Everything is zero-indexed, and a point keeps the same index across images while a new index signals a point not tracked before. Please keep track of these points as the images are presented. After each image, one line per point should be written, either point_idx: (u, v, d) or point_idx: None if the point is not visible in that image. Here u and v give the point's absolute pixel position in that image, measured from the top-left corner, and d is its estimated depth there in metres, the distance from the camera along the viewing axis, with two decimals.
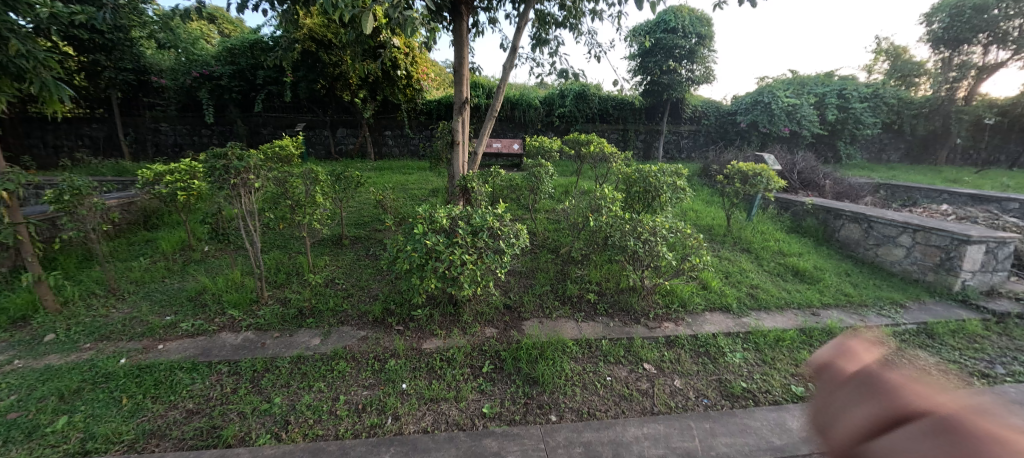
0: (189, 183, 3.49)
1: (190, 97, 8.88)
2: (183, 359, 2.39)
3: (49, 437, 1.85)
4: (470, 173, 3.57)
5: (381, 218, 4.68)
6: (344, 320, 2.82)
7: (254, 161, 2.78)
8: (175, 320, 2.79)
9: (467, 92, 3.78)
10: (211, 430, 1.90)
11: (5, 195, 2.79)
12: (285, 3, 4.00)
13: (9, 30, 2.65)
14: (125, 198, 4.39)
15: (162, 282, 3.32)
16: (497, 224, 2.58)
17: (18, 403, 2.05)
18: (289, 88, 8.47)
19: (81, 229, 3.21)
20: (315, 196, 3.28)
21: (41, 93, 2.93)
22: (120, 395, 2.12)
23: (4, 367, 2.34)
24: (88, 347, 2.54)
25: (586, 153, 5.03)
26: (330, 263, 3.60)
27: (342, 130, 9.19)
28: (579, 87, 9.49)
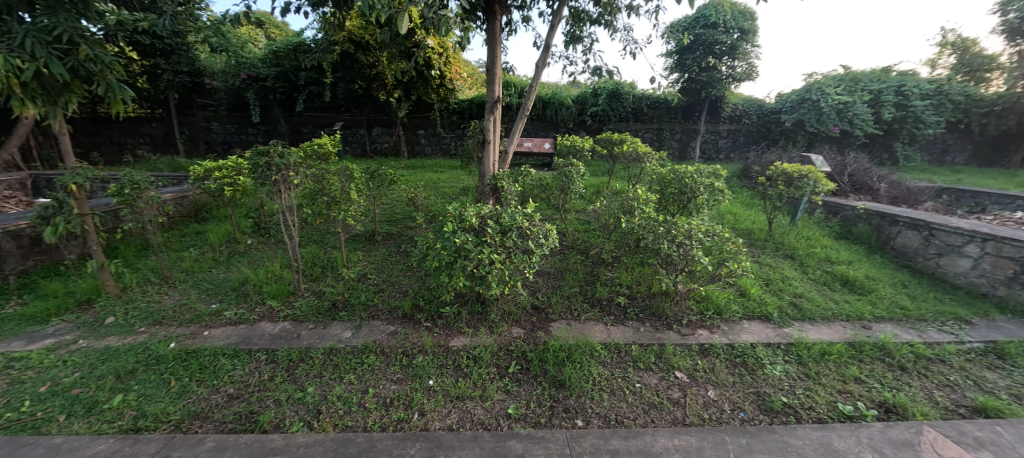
0: (235, 179, 3.67)
1: (239, 98, 9.39)
2: (226, 346, 2.52)
3: (107, 413, 1.99)
4: (500, 173, 3.57)
5: (412, 216, 4.77)
6: (375, 314, 2.88)
7: (294, 159, 2.89)
8: (219, 309, 2.95)
9: (499, 91, 3.77)
10: (248, 415, 1.99)
11: (76, 188, 3.04)
12: (326, 6, 4.15)
13: (81, 37, 2.88)
14: (179, 192, 4.69)
15: (209, 272, 3.53)
16: (526, 223, 2.56)
17: (81, 380, 2.22)
18: (329, 88, 8.80)
19: (139, 220, 3.46)
20: (350, 193, 3.38)
21: (107, 94, 3.18)
22: (169, 377, 2.25)
23: (71, 346, 2.55)
24: (142, 331, 2.73)
25: (618, 153, 4.92)
26: (363, 259, 3.70)
27: (378, 129, 9.45)
28: (612, 85, 9.31)
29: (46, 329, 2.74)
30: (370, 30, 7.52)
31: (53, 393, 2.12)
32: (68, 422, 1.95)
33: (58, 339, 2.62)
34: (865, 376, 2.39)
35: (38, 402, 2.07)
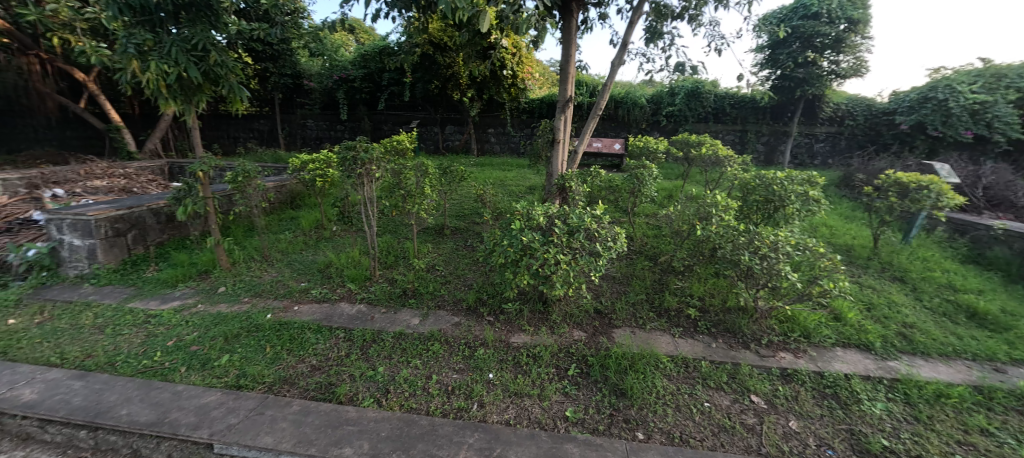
0: (325, 171, 4.05)
1: (331, 97, 10.33)
2: (312, 322, 2.79)
3: (216, 369, 2.31)
4: (569, 173, 3.53)
5: (479, 212, 4.91)
6: (441, 304, 3.01)
7: (377, 154, 3.11)
8: (307, 287, 3.28)
9: (572, 90, 3.72)
10: (328, 386, 2.18)
11: (202, 175, 3.55)
12: (411, 11, 4.40)
13: (213, 45, 3.35)
14: (279, 181, 5.28)
15: (300, 254, 3.93)
16: (595, 225, 2.50)
17: (198, 339, 2.60)
18: (408, 88, 9.34)
19: (248, 204, 3.95)
20: (424, 187, 3.55)
21: (228, 94, 3.66)
22: (265, 344, 2.55)
23: (192, 308, 3.00)
24: (246, 301, 3.12)
25: (696, 156, 4.63)
26: (432, 250, 3.88)
27: (450, 127, 9.83)
28: (692, 84, 8.78)
29: (175, 293, 3.25)
30: (448, 32, 7.87)
31: (179, 347, 2.51)
32: (188, 372, 2.29)
33: (184, 302, 3.10)
34: (996, 428, 2.00)
35: (167, 353, 2.46)
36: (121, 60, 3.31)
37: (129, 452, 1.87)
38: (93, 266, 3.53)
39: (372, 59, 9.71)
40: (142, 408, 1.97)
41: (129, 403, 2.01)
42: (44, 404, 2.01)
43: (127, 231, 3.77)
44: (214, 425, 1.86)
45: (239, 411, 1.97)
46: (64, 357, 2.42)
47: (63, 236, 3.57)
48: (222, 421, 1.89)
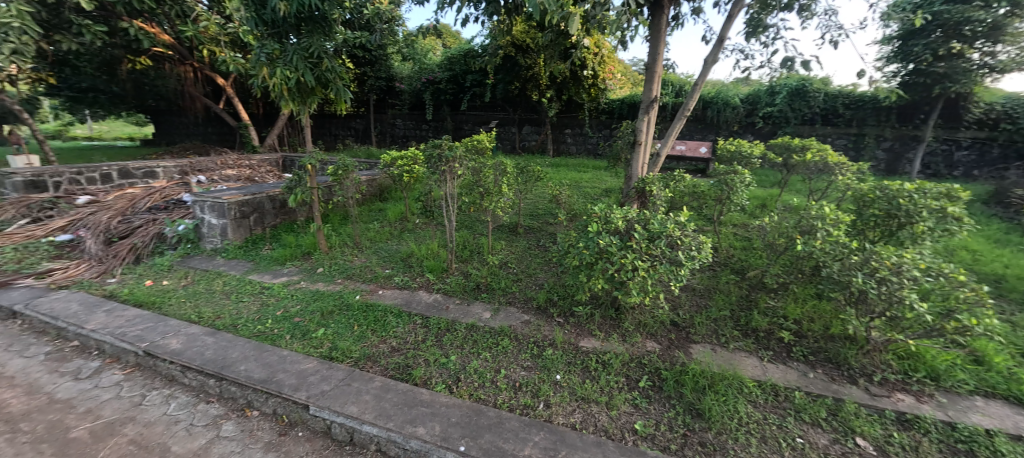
0: (411, 167, 4.34)
1: (419, 98, 11.04)
2: (394, 306, 3.02)
3: (313, 340, 2.60)
4: (650, 176, 3.38)
5: (553, 213, 4.91)
6: (511, 301, 3.07)
7: (460, 152, 3.26)
8: (391, 274, 3.55)
9: (658, 89, 3.55)
10: (405, 367, 2.34)
11: (310, 168, 4.01)
12: (497, 14, 4.53)
13: (325, 53, 3.76)
14: (371, 175, 5.78)
15: (386, 242, 4.27)
16: (678, 233, 2.36)
17: (301, 311, 2.95)
18: (490, 89, 9.63)
19: (345, 195, 4.37)
20: (501, 186, 3.64)
21: (335, 96, 4.08)
22: (354, 322, 2.81)
23: (297, 284, 3.41)
24: (339, 281, 3.47)
25: (799, 162, 4.16)
26: (505, 248, 3.97)
27: (528, 127, 9.96)
28: (796, 82, 7.90)
29: (284, 270, 3.72)
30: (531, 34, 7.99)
31: (285, 317, 2.87)
32: (291, 340, 2.61)
33: (290, 278, 3.54)
34: None
35: (276, 321, 2.82)
36: (254, 68, 3.86)
37: (244, 402, 2.18)
38: (225, 241, 4.18)
39: (457, 62, 10.17)
40: (255, 366, 2.29)
41: (246, 361, 2.35)
42: (185, 354, 2.43)
43: (251, 214, 4.40)
44: (310, 389, 2.10)
45: (330, 379, 2.19)
46: (200, 315, 2.90)
47: (204, 215, 4.28)
48: (317, 386, 2.12)
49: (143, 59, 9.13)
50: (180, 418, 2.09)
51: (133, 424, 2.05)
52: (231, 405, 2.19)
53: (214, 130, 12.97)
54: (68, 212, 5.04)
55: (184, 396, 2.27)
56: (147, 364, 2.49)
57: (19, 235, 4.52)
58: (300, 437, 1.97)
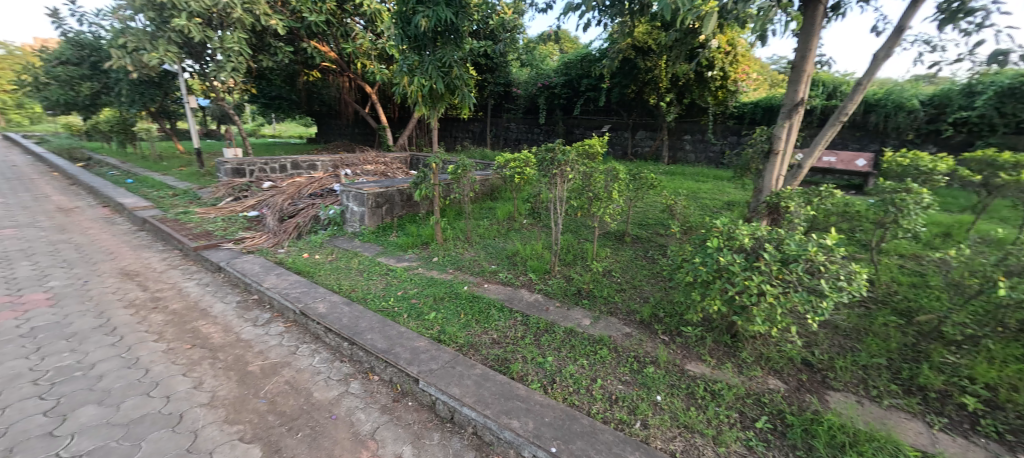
0: (523, 169, 4.50)
1: (533, 103, 11.40)
2: (497, 300, 3.17)
3: (426, 321, 2.87)
4: (788, 190, 2.96)
5: (664, 224, 4.63)
6: (613, 311, 2.98)
7: (572, 156, 3.28)
8: (496, 269, 3.73)
9: (806, 91, 3.07)
10: (504, 360, 2.44)
11: (434, 166, 4.44)
12: (621, 16, 4.42)
13: (456, 62, 4.16)
14: (485, 176, 6.16)
15: (494, 239, 4.50)
16: (821, 258, 2.02)
17: (417, 294, 3.30)
18: (605, 93, 9.46)
19: (461, 192, 4.73)
20: (611, 192, 3.55)
21: (461, 101, 4.45)
22: (461, 310, 3.03)
23: (415, 270, 3.81)
24: (451, 271, 3.77)
25: (1010, 182, 3.22)
26: (610, 255, 3.87)
27: (642, 132, 9.54)
28: (1012, 79, 6.11)
29: (406, 256, 4.19)
30: (654, 35, 7.62)
31: (404, 298, 3.23)
32: (408, 318, 2.92)
33: (411, 263, 3.97)
34: None
35: (397, 300, 3.20)
36: (397, 77, 4.42)
37: (367, 367, 2.51)
38: (363, 227, 4.88)
39: (573, 66, 10.18)
40: (379, 337, 2.62)
41: (372, 331, 2.70)
42: (328, 317, 2.90)
43: (384, 204, 5.05)
44: (421, 365, 2.32)
45: (438, 359, 2.39)
46: (341, 287, 3.43)
47: (349, 203, 5.04)
48: (426, 364, 2.34)
49: (314, 72, 11.12)
50: (321, 370, 2.51)
51: (289, 368, 2.52)
52: (357, 367, 2.54)
53: (359, 131, 15.18)
54: (258, 194, 6.42)
55: (324, 352, 2.71)
56: (301, 321, 3.03)
57: (227, 209, 5.91)
58: (409, 406, 2.19)
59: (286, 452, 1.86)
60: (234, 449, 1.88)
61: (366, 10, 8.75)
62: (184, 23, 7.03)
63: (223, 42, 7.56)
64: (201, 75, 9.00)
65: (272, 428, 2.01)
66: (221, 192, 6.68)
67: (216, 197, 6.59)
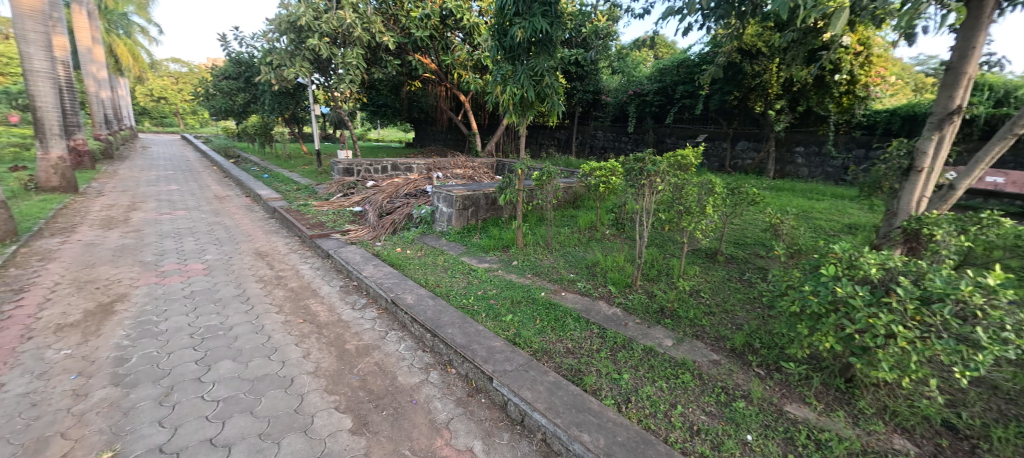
0: (608, 178, 4.40)
1: (622, 111, 11.10)
2: (574, 310, 3.13)
3: (503, 323, 2.94)
4: (934, 215, 2.48)
5: (767, 245, 4.18)
6: (699, 334, 2.76)
7: (663, 167, 3.12)
8: (575, 278, 3.70)
9: (966, 97, 2.54)
10: (577, 371, 2.40)
11: (520, 172, 4.55)
12: (729, 18, 4.08)
13: (548, 70, 4.23)
14: (568, 183, 6.15)
15: (574, 248, 4.46)
16: (979, 301, 1.65)
17: (496, 295, 3.40)
18: (702, 100, 8.85)
19: (544, 199, 4.78)
20: (705, 207, 3.31)
21: (550, 109, 4.49)
22: (537, 316, 3.05)
23: (495, 272, 3.94)
24: (529, 276, 3.83)
25: None
26: (699, 275, 3.61)
27: (743, 143, 8.72)
28: None
29: (487, 257, 4.36)
30: (766, 36, 6.94)
31: (483, 298, 3.36)
32: (486, 318, 3.03)
33: (491, 265, 4.11)
34: None
35: (477, 299, 3.33)
36: (491, 86, 4.64)
37: (446, 359, 2.65)
38: (450, 227, 5.19)
39: (668, 72, 9.69)
40: (458, 333, 2.76)
41: (453, 326, 2.85)
42: (415, 309, 3.13)
43: (470, 207, 5.31)
44: (495, 365, 2.39)
45: (513, 361, 2.44)
46: (427, 282, 3.68)
47: (439, 204, 5.40)
48: (501, 364, 2.40)
49: (416, 82, 12.13)
50: (406, 357, 2.71)
51: (379, 351, 2.77)
52: (437, 358, 2.70)
53: (452, 136, 16.17)
54: (363, 192, 7.19)
55: (409, 340, 2.92)
56: (391, 310, 3.31)
57: (337, 204, 6.71)
58: (482, 402, 2.27)
59: (373, 427, 2.05)
60: (331, 416, 2.12)
61: (465, 23, 9.33)
62: (315, 43, 8.17)
63: (345, 57, 8.62)
64: (326, 87, 10.36)
65: (362, 403, 2.23)
66: (334, 188, 7.60)
67: (330, 192, 7.53)
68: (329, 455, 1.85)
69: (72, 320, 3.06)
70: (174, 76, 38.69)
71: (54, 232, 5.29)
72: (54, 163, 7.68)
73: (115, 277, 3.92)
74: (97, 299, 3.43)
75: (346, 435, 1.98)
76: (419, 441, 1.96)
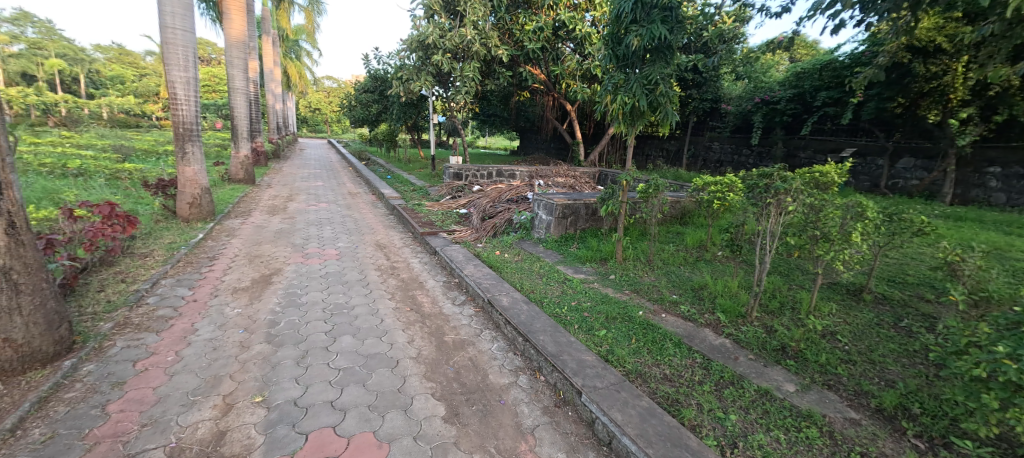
0: (725, 194, 3.99)
1: (745, 120, 10.03)
2: (675, 334, 2.91)
3: (595, 337, 2.86)
4: None
5: (936, 288, 3.38)
6: (833, 384, 2.33)
7: (797, 184, 2.71)
8: (677, 300, 3.43)
9: None
10: (673, 401, 2.20)
11: (624, 183, 4.39)
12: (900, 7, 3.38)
13: (663, 79, 4.03)
14: (676, 198, 5.77)
15: (678, 268, 4.15)
16: None
17: (590, 308, 3.32)
18: (852, 109, 7.53)
19: (649, 213, 4.55)
20: (851, 234, 2.78)
21: (662, 119, 4.27)
22: (632, 335, 2.90)
23: (591, 283, 3.86)
24: (627, 292, 3.67)
25: None
26: (836, 314, 3.06)
27: (907, 159, 7.16)
28: None
29: (583, 268, 4.30)
30: (949, 29, 5.67)
31: (577, 309, 3.30)
32: (579, 330, 2.97)
33: (587, 277, 4.04)
34: None
35: (570, 310, 3.29)
36: (600, 96, 4.58)
37: (536, 365, 2.67)
38: (548, 234, 5.25)
39: (807, 76, 8.45)
40: (550, 341, 2.75)
41: (545, 333, 2.86)
42: (509, 311, 3.22)
43: (569, 216, 5.29)
44: (585, 379, 2.32)
45: (604, 379, 2.35)
46: (523, 286, 3.76)
47: (539, 211, 5.49)
48: (591, 380, 2.32)
49: (525, 92, 12.56)
50: (497, 356, 2.81)
51: (473, 347, 2.91)
52: (527, 363, 2.73)
53: (555, 145, 16.41)
54: (469, 195, 7.67)
55: (502, 341, 3.02)
56: (487, 309, 3.46)
57: (446, 205, 7.27)
58: (569, 415, 2.23)
59: (463, 418, 2.15)
60: (428, 401, 2.28)
61: (577, 34, 9.40)
62: (439, 58, 9.02)
63: (463, 71, 9.34)
64: (444, 98, 11.33)
65: (455, 394, 2.36)
66: (445, 190, 8.27)
67: (440, 194, 8.19)
68: (423, 437, 2.00)
69: (244, 286, 3.83)
70: (327, 90, 46.25)
71: (237, 215, 6.70)
72: (242, 160, 9.68)
73: (274, 255, 4.81)
74: (260, 271, 4.24)
75: (439, 422, 2.11)
76: (504, 441, 2.00)
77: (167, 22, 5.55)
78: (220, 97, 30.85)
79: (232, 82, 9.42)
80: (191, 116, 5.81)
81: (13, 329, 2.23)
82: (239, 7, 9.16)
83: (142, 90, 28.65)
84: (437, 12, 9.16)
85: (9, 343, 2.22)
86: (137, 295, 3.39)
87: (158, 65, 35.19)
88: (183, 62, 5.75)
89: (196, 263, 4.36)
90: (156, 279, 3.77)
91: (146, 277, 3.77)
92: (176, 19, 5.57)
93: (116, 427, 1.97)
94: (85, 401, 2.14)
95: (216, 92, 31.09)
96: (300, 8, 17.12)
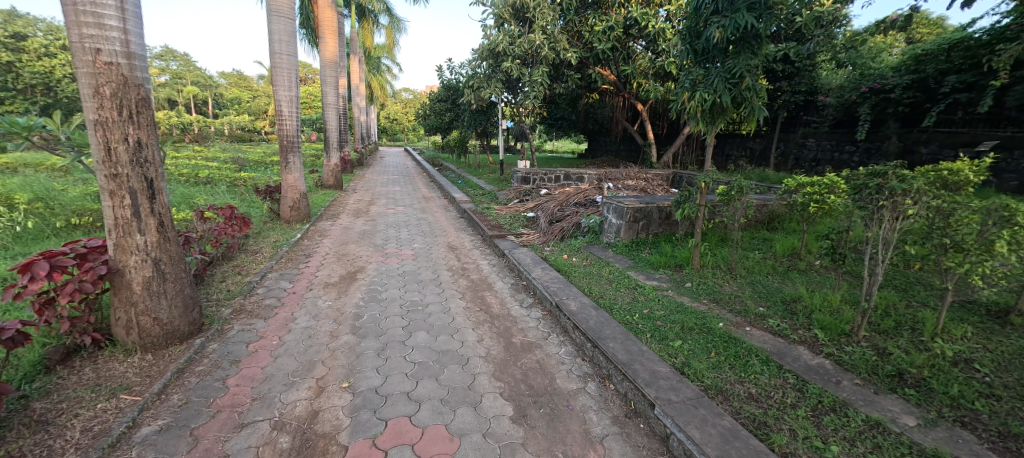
0: (825, 197, 3.55)
1: (848, 113, 8.89)
2: (763, 350, 2.65)
3: (669, 348, 2.71)
4: None
5: None
6: (968, 422, 1.96)
7: (922, 184, 2.31)
8: (765, 313, 3.12)
9: None
10: (760, 424, 2.00)
11: (702, 186, 4.11)
12: None
13: (750, 71, 3.70)
14: (763, 201, 5.30)
15: (766, 277, 3.78)
16: None
17: (663, 317, 3.15)
18: (991, 93, 6.31)
19: (732, 217, 4.20)
20: (997, 243, 2.32)
21: (749, 115, 3.92)
22: (711, 347, 2.70)
23: (664, 290, 3.69)
24: (705, 302, 3.42)
25: None
26: (972, 338, 2.58)
27: None
28: None
29: (656, 274, 4.11)
30: None
31: (649, 318, 3.15)
32: (651, 339, 2.83)
33: (660, 284, 3.84)
34: None
35: (642, 318, 3.16)
36: (676, 94, 4.35)
37: (605, 373, 2.59)
38: (618, 238, 5.09)
39: (931, 58, 7.29)
40: (620, 348, 2.66)
41: (614, 341, 2.77)
42: (578, 316, 3.17)
43: (641, 219, 5.08)
44: (659, 392, 2.20)
45: (679, 392, 2.21)
46: (591, 291, 3.70)
47: (609, 215, 5.35)
48: (665, 392, 2.20)
49: (595, 94, 12.37)
50: (566, 361, 2.78)
51: (541, 350, 2.91)
52: (596, 370, 2.66)
53: (626, 147, 15.96)
54: (536, 199, 7.72)
55: (570, 346, 2.98)
56: (555, 313, 3.44)
57: (515, 209, 7.37)
58: (641, 428, 2.13)
59: (530, 420, 2.16)
60: (496, 399, 2.33)
61: (649, 30, 9.02)
62: (508, 65, 9.24)
63: (531, 75, 9.45)
64: (513, 104, 11.57)
65: (523, 396, 2.38)
66: (513, 194, 8.45)
67: (508, 198, 8.34)
68: (492, 434, 2.04)
69: (335, 282, 4.22)
70: (405, 102, 49.75)
71: (328, 218, 7.44)
72: (333, 168, 10.69)
73: (359, 254, 5.25)
74: (347, 268, 4.66)
75: (507, 421, 2.14)
76: (573, 447, 1.97)
77: (275, 49, 6.35)
78: (315, 112, 34.75)
79: (325, 98, 10.50)
80: (293, 130, 6.57)
81: (160, 310, 2.69)
82: (332, 30, 10.18)
83: (255, 109, 33.29)
84: (507, 20, 9.41)
85: (158, 322, 2.68)
86: (249, 286, 3.91)
87: (267, 86, 40.30)
88: (287, 82, 6.52)
89: (295, 260, 4.92)
90: (264, 273, 4.31)
91: (256, 270, 4.34)
92: (282, 45, 6.36)
93: (233, 399, 2.28)
94: (210, 374, 2.52)
95: (312, 107, 34.95)
96: (381, 27, 18.53)
